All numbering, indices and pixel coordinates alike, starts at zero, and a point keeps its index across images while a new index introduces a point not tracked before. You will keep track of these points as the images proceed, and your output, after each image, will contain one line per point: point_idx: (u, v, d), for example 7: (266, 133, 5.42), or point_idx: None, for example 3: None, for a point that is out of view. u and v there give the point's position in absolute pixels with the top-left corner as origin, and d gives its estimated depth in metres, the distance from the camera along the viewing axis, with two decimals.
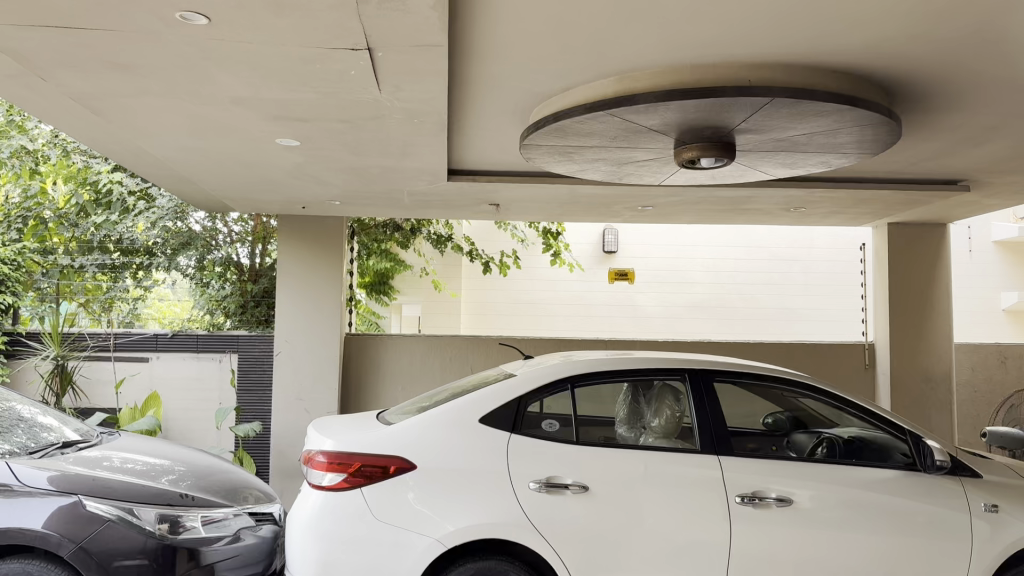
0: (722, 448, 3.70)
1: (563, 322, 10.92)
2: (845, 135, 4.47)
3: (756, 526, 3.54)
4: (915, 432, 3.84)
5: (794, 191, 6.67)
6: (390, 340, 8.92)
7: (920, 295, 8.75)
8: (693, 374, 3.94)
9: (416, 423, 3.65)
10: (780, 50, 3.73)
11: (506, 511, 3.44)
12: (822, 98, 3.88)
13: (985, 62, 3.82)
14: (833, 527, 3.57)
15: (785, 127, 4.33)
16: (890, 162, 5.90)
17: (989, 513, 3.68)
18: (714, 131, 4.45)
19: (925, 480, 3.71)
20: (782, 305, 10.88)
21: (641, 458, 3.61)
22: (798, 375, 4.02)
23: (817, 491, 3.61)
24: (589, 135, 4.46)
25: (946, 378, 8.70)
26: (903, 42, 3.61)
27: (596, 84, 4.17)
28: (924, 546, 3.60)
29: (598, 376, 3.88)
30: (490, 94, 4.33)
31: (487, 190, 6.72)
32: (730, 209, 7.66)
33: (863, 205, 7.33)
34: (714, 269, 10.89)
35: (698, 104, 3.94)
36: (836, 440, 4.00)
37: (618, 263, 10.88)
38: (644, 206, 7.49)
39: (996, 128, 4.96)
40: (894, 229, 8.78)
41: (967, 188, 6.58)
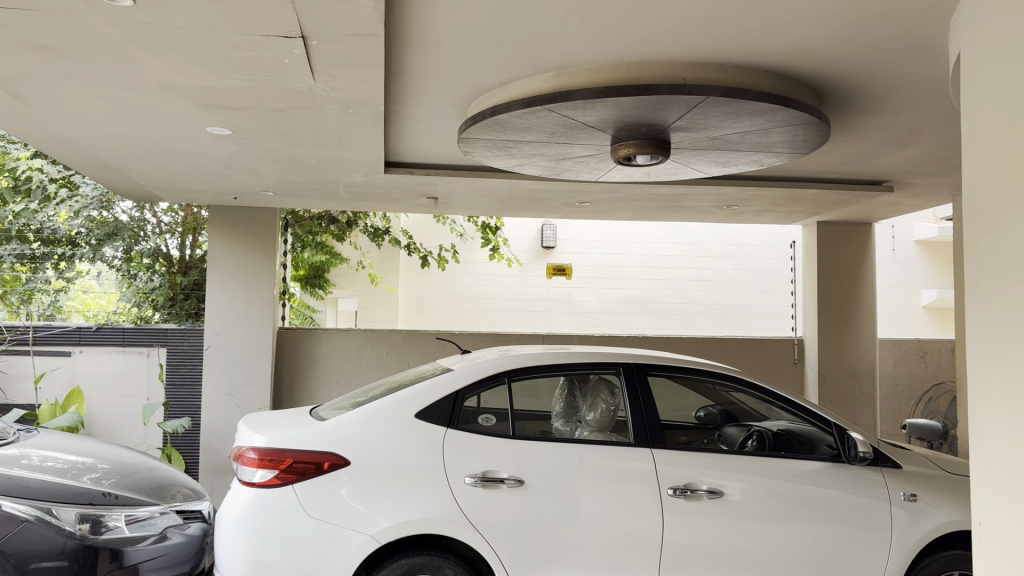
0: (655, 441, 3.75)
1: (502, 317, 10.92)
2: (776, 135, 4.57)
3: (688, 517, 3.60)
4: (840, 424, 3.95)
5: (727, 189, 6.80)
6: (325, 334, 8.80)
7: (846, 292, 9.02)
8: (628, 368, 3.99)
9: (350, 419, 3.60)
10: (714, 49, 3.79)
11: (442, 506, 3.43)
12: (754, 97, 3.96)
13: (908, 66, 3.95)
14: (762, 518, 3.66)
15: (718, 126, 4.40)
16: (819, 162, 6.07)
17: (908, 502, 3.81)
18: (650, 129, 4.50)
19: (849, 471, 3.82)
20: (714, 301, 11.10)
21: (576, 451, 3.64)
22: (728, 368, 4.09)
23: (748, 483, 3.69)
24: (527, 130, 4.46)
25: (870, 371, 9.01)
26: (831, 45, 3.71)
27: (533, 79, 4.17)
28: (846, 534, 3.72)
29: (534, 371, 3.91)
30: (428, 86, 4.30)
31: (425, 183, 6.67)
32: (665, 206, 7.77)
33: (792, 203, 7.51)
34: (650, 266, 11.01)
35: (635, 101, 3.98)
36: (765, 432, 4.08)
37: (557, 257, 10.95)
38: (581, 202, 7.55)
39: (918, 131, 5.14)
40: (823, 228, 9.02)
41: (890, 188, 6.81)
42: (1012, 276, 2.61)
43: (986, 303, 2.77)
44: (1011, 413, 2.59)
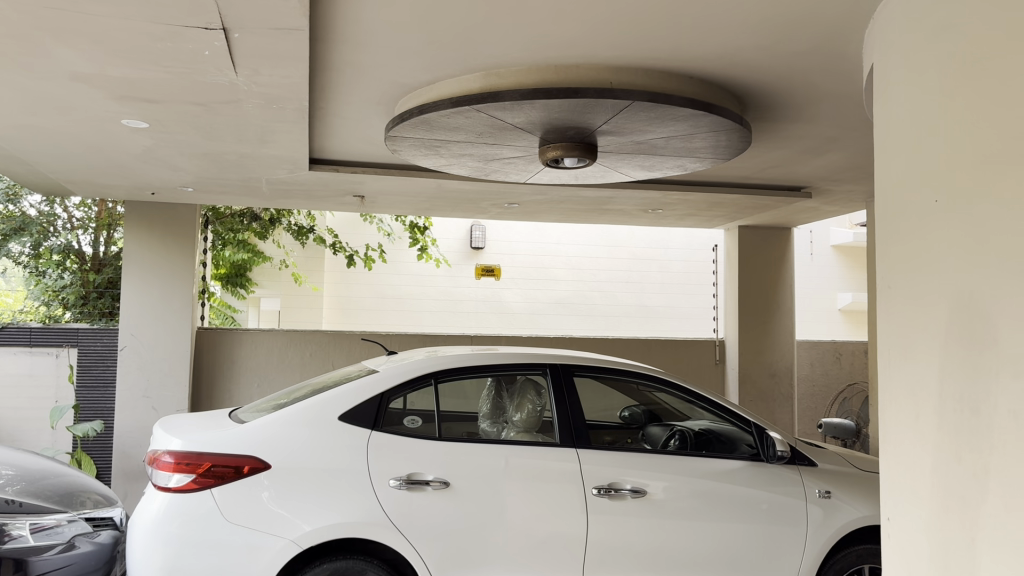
0: (581, 441, 3.78)
1: (429, 317, 10.83)
2: (700, 140, 4.66)
3: (611, 516, 3.64)
4: (759, 424, 4.05)
5: (652, 193, 6.91)
6: (246, 334, 8.61)
7: (766, 295, 9.28)
8: (554, 368, 4.01)
9: (272, 421, 3.52)
10: (640, 54, 3.85)
11: (364, 509, 3.38)
12: (678, 102, 4.03)
13: (825, 76, 4.08)
14: (683, 516, 3.73)
15: (644, 130, 4.46)
16: (740, 168, 6.22)
17: (823, 499, 3.93)
18: (577, 132, 4.53)
19: (767, 470, 3.92)
20: (640, 302, 11.27)
21: (502, 452, 3.63)
22: (652, 369, 4.15)
23: (670, 482, 3.75)
24: (455, 130, 4.44)
25: (788, 372, 9.29)
26: (752, 54, 3.81)
27: (461, 79, 4.15)
28: (764, 532, 3.81)
29: (460, 372, 3.89)
30: (354, 83, 4.24)
31: (351, 181, 6.58)
32: (592, 208, 7.85)
33: (715, 208, 7.69)
34: (577, 268, 11.12)
35: (562, 104, 4.00)
36: (687, 432, 4.15)
37: (485, 258, 10.94)
38: (510, 203, 7.57)
39: (834, 140, 5.31)
40: (744, 231, 9.24)
41: (808, 195, 7.03)
42: (918, 283, 2.72)
43: (894, 307, 2.89)
44: (918, 414, 2.70)
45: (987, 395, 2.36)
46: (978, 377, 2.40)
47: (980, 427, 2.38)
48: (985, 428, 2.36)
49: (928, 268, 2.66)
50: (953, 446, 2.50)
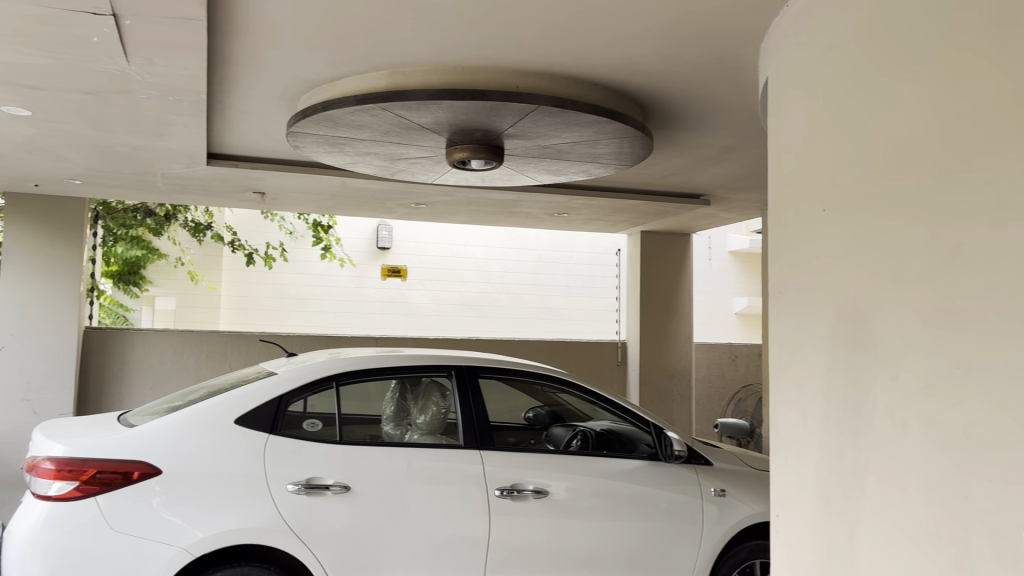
0: (484, 443, 3.78)
1: (333, 318, 10.62)
2: (604, 147, 4.74)
3: (513, 517, 3.66)
4: (658, 424, 4.14)
5: (559, 198, 6.99)
6: (138, 333, 8.25)
7: (666, 299, 9.52)
8: (459, 370, 4.00)
9: (162, 424, 3.38)
10: (545, 59, 3.88)
11: (260, 515, 3.29)
12: (583, 108, 4.08)
13: (722, 87, 4.22)
14: (585, 517, 3.78)
15: (550, 135, 4.50)
16: (643, 174, 6.36)
17: (717, 497, 4.05)
18: (483, 134, 4.53)
19: (665, 469, 4.02)
20: (545, 304, 11.40)
21: (405, 456, 3.60)
22: (555, 370, 4.19)
23: (572, 482, 3.80)
24: (359, 128, 4.37)
25: (686, 374, 9.56)
26: (654, 63, 3.90)
27: (366, 76, 4.09)
28: (661, 529, 3.90)
29: (364, 374, 3.81)
30: (255, 77, 4.12)
31: (252, 177, 6.40)
32: (499, 211, 7.89)
33: (619, 213, 7.84)
34: (484, 269, 11.15)
35: (469, 105, 3.99)
36: (589, 432, 4.23)
37: (391, 259, 10.80)
38: (416, 203, 7.52)
39: (731, 149, 5.50)
40: (647, 236, 9.45)
41: (707, 203, 7.26)
42: (807, 288, 2.83)
43: (785, 311, 3.00)
44: (805, 414, 2.82)
45: (867, 397, 2.48)
46: (859, 378, 2.52)
47: (861, 426, 2.50)
48: (865, 427, 2.48)
49: (816, 274, 2.78)
50: (836, 445, 2.62)
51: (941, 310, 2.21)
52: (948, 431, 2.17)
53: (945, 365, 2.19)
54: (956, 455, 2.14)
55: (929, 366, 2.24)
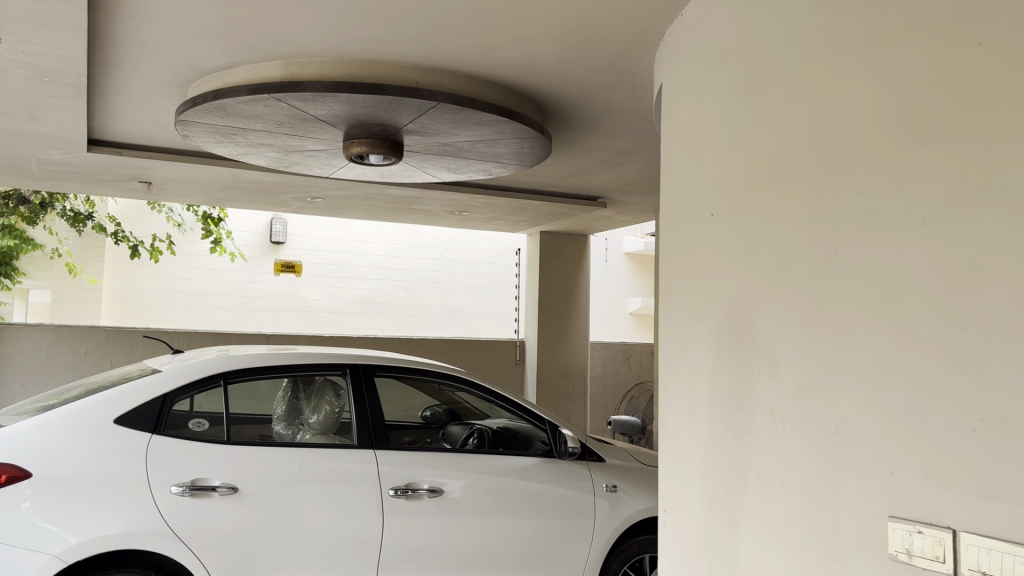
0: (379, 442, 3.74)
1: (222, 314, 10.25)
2: (504, 146, 4.77)
3: (407, 517, 3.64)
4: (553, 420, 4.22)
5: (458, 196, 6.99)
6: (9, 327, 7.77)
7: (564, 298, 9.65)
8: (354, 369, 3.93)
9: (34, 424, 3.19)
10: (444, 56, 3.87)
11: (142, 519, 3.15)
12: (483, 107, 4.09)
13: (618, 92, 4.31)
14: (478, 515, 3.79)
15: (449, 132, 4.49)
16: (542, 175, 6.44)
17: (609, 493, 4.12)
18: (382, 129, 4.48)
19: (560, 466, 4.07)
20: (444, 303, 11.40)
21: (296, 456, 3.53)
22: (450, 368, 4.21)
23: (467, 481, 3.81)
24: (253, 118, 4.24)
25: (582, 372, 9.73)
26: (552, 65, 3.95)
27: (260, 65, 3.98)
28: (555, 526, 3.95)
29: (255, 372, 3.69)
30: (141, 61, 3.95)
31: (137, 165, 6.13)
32: (398, 208, 7.82)
33: (518, 212, 7.90)
34: (382, 266, 11.02)
35: (367, 99, 3.94)
36: (485, 430, 4.17)
37: (286, 254, 10.50)
38: (313, 198, 7.37)
39: (627, 153, 5.63)
40: (546, 236, 9.55)
41: (604, 205, 7.40)
42: (696, 290, 2.92)
43: (674, 311, 3.09)
44: (692, 411, 2.91)
45: (749, 395, 2.58)
46: (742, 377, 2.62)
47: (743, 424, 2.60)
48: (747, 423, 2.58)
49: (704, 277, 2.88)
50: (720, 442, 2.71)
51: (817, 312, 2.33)
52: (822, 427, 2.28)
53: (820, 365, 2.30)
54: (828, 451, 2.25)
55: (805, 366, 2.36)
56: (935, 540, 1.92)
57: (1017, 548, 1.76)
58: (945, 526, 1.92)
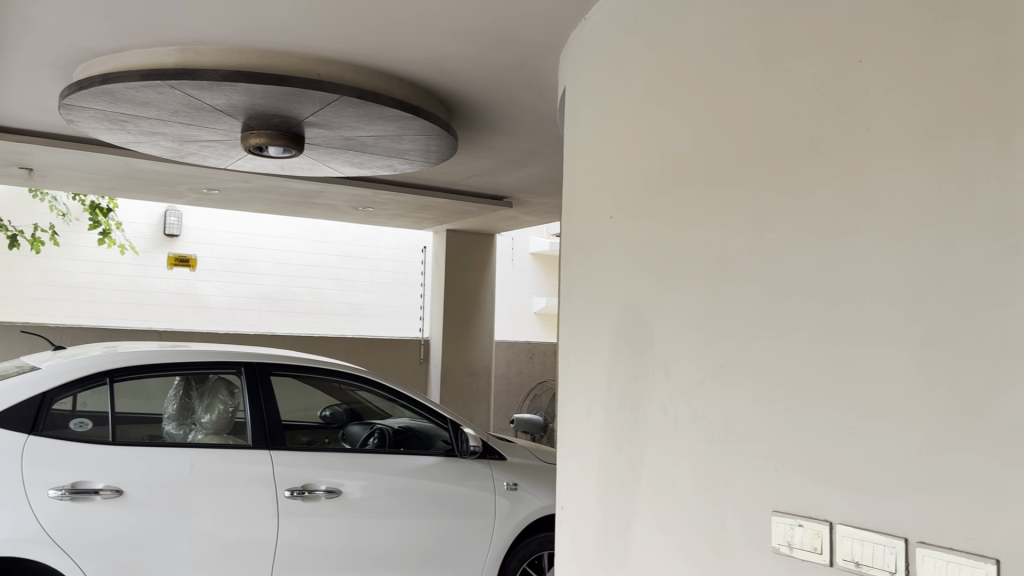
0: (275, 442, 3.65)
1: (111, 309, 9.74)
2: (408, 142, 4.72)
3: (302, 519, 3.58)
4: (455, 420, 4.17)
5: (363, 191, 6.89)
6: None
7: (469, 297, 9.65)
8: (249, 367, 3.81)
9: None
10: (348, 49, 3.80)
11: (17, 526, 2.98)
12: (387, 102, 4.05)
13: (523, 93, 4.34)
14: (377, 515, 3.76)
15: (352, 126, 4.42)
16: (448, 173, 6.41)
17: (509, 491, 4.12)
18: (282, 121, 4.37)
19: (460, 465, 4.05)
20: (346, 300, 11.29)
21: (187, 456, 3.41)
22: (349, 367, 4.12)
23: (367, 481, 3.77)
24: (145, 105, 4.06)
25: (486, 370, 9.77)
26: (458, 63, 3.94)
27: (153, 50, 3.81)
28: (454, 525, 3.94)
29: (144, 369, 3.52)
30: (22, 40, 3.73)
31: (16, 150, 5.77)
32: (299, 202, 7.65)
33: (423, 210, 7.85)
34: (282, 262, 10.77)
35: (267, 90, 3.83)
36: (387, 429, 4.11)
37: (180, 247, 10.09)
38: (209, 189, 7.12)
39: (532, 154, 5.67)
40: (453, 235, 9.52)
41: (509, 204, 7.44)
42: (595, 290, 2.97)
43: (574, 309, 3.12)
44: (589, 411, 2.96)
45: (644, 393, 2.64)
46: (637, 375, 2.68)
47: (638, 421, 2.66)
48: (642, 422, 2.64)
49: (602, 276, 2.93)
50: (615, 440, 2.77)
51: (708, 314, 2.40)
52: (712, 425, 2.35)
53: (710, 365, 2.38)
54: (716, 448, 2.33)
55: (696, 366, 2.43)
56: (814, 532, 2.01)
57: (887, 539, 1.86)
58: (823, 519, 2.01)
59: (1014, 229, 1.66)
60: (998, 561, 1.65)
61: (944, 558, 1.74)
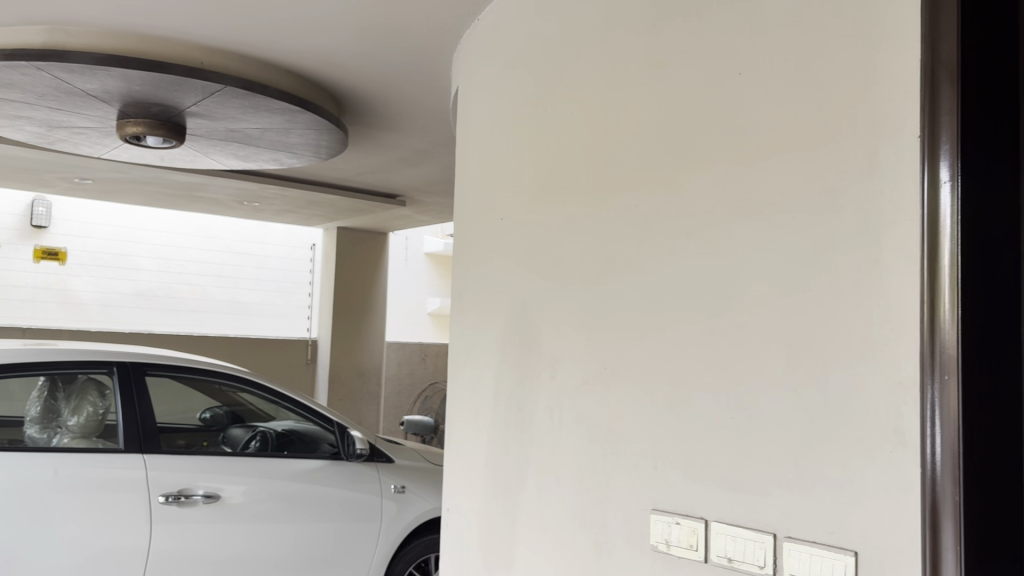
0: (149, 446, 3.49)
1: None
2: (297, 136, 4.61)
3: (177, 526, 3.42)
4: (341, 423, 4.09)
5: (249, 185, 6.67)
6: None
7: (360, 297, 9.50)
8: (122, 367, 3.61)
9: None
10: (234, 38, 3.68)
11: None
12: (273, 94, 3.94)
13: (416, 91, 4.31)
14: (259, 520, 3.64)
15: (237, 118, 4.28)
16: (338, 170, 6.29)
17: (396, 494, 4.07)
18: (162, 110, 4.18)
19: (346, 468, 3.97)
20: (231, 298, 10.91)
21: (51, 461, 3.21)
22: (232, 368, 3.98)
23: (248, 486, 3.65)
24: (8, 87, 3.80)
25: (376, 372, 9.64)
26: (349, 58, 3.87)
27: (17, 29, 3.56)
28: (339, 530, 3.86)
29: (6, 369, 3.22)
30: None
31: None
32: (181, 194, 7.32)
33: (313, 206, 7.67)
34: (162, 257, 10.34)
35: (145, 77, 3.65)
36: (269, 433, 3.98)
37: (48, 240, 9.38)
38: (81, 179, 6.72)
39: (424, 153, 5.63)
40: (344, 233, 9.35)
41: (402, 203, 7.37)
42: (484, 290, 2.96)
43: (463, 310, 3.11)
44: (477, 413, 2.95)
45: (530, 393, 2.65)
46: (524, 376, 2.69)
47: (523, 422, 2.67)
48: (528, 422, 2.65)
49: (492, 276, 2.92)
50: (502, 442, 2.77)
51: (593, 316, 2.43)
52: (595, 425, 2.38)
53: (595, 366, 2.41)
54: (599, 448, 2.36)
55: (581, 368, 2.46)
56: (690, 530, 2.06)
57: (757, 534, 1.92)
58: (699, 517, 2.06)
59: (872, 237, 1.73)
60: (856, 554, 1.72)
61: (808, 551, 1.81)
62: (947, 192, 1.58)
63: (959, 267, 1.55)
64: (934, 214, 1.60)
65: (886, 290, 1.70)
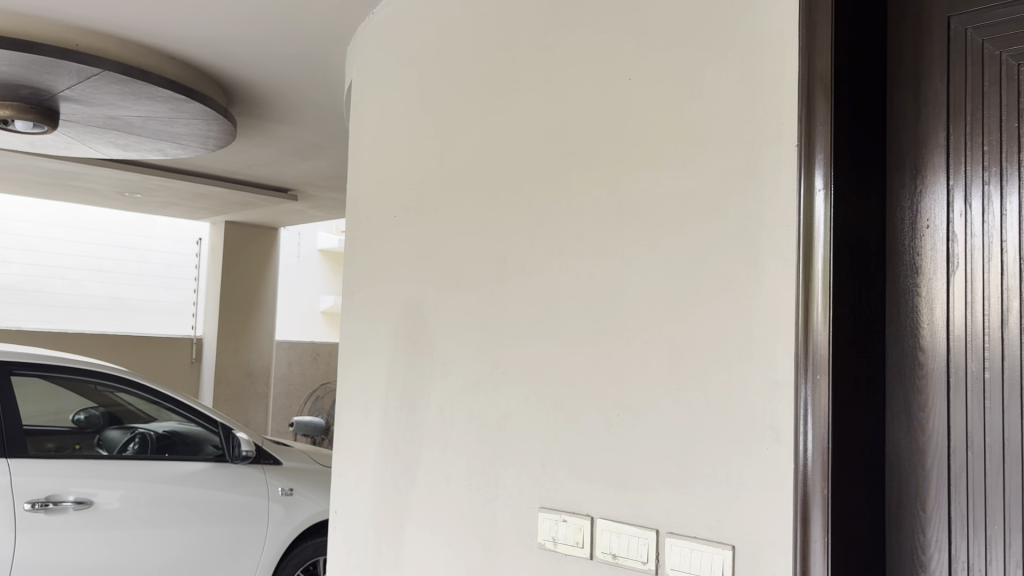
0: (13, 449, 3.28)
1: None
2: (182, 126, 4.43)
3: (44, 534, 3.23)
4: (226, 424, 3.94)
5: (130, 176, 6.38)
6: None
7: (250, 294, 9.23)
8: None
9: None
10: (112, 21, 3.50)
11: None
12: (156, 81, 3.77)
13: (307, 83, 4.21)
14: (137, 526, 3.48)
15: (115, 104, 4.07)
16: (227, 162, 6.10)
17: (284, 496, 3.96)
18: (32, 93, 3.92)
19: (231, 471, 3.84)
20: (111, 294, 10.44)
21: None
22: (110, 367, 3.76)
23: (126, 490, 3.48)
24: None
25: (265, 371, 9.38)
26: (237, 47, 3.75)
27: None
28: (223, 534, 3.73)
29: None
30: None
31: None
32: (55, 184, 6.91)
33: (199, 199, 7.40)
34: (32, 250, 9.73)
35: (12, 57, 3.42)
36: (149, 434, 3.78)
37: None
38: None
39: (316, 147, 5.52)
40: (233, 227, 9.06)
41: (293, 198, 7.20)
42: (376, 288, 2.92)
43: (355, 307, 3.06)
44: (367, 411, 2.91)
45: (422, 392, 2.64)
46: (417, 375, 2.67)
47: (414, 420, 2.65)
48: (419, 421, 2.63)
49: (384, 273, 2.89)
50: (393, 441, 2.74)
51: (486, 315, 2.43)
52: (485, 425, 2.39)
53: (486, 365, 2.42)
54: (490, 447, 2.37)
55: (473, 367, 2.46)
56: (577, 527, 2.09)
57: (640, 530, 1.95)
58: (585, 514, 2.09)
59: (752, 242, 1.79)
60: (733, 547, 1.77)
61: (689, 546, 1.85)
62: (821, 200, 1.64)
63: (832, 272, 1.61)
64: (809, 222, 1.65)
65: (765, 293, 1.76)
